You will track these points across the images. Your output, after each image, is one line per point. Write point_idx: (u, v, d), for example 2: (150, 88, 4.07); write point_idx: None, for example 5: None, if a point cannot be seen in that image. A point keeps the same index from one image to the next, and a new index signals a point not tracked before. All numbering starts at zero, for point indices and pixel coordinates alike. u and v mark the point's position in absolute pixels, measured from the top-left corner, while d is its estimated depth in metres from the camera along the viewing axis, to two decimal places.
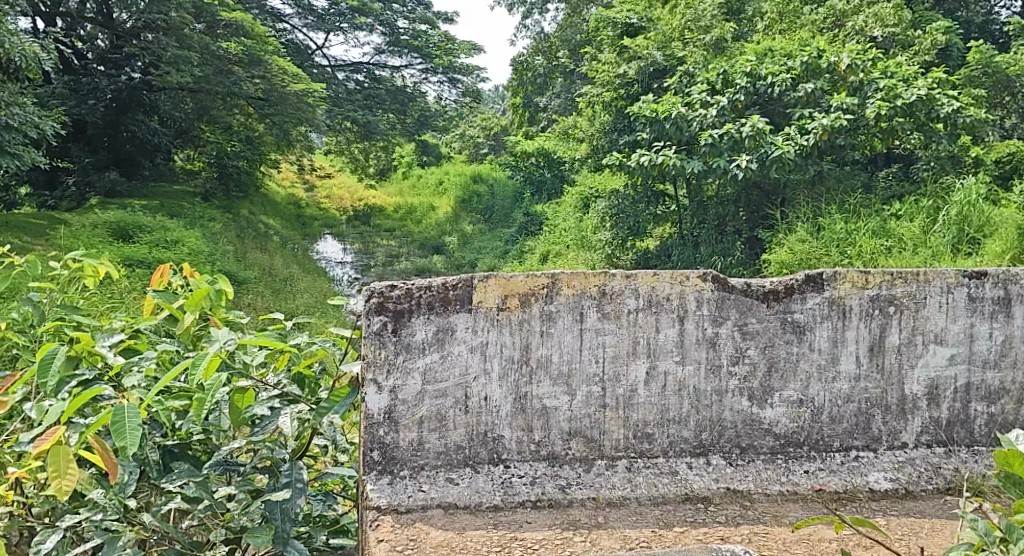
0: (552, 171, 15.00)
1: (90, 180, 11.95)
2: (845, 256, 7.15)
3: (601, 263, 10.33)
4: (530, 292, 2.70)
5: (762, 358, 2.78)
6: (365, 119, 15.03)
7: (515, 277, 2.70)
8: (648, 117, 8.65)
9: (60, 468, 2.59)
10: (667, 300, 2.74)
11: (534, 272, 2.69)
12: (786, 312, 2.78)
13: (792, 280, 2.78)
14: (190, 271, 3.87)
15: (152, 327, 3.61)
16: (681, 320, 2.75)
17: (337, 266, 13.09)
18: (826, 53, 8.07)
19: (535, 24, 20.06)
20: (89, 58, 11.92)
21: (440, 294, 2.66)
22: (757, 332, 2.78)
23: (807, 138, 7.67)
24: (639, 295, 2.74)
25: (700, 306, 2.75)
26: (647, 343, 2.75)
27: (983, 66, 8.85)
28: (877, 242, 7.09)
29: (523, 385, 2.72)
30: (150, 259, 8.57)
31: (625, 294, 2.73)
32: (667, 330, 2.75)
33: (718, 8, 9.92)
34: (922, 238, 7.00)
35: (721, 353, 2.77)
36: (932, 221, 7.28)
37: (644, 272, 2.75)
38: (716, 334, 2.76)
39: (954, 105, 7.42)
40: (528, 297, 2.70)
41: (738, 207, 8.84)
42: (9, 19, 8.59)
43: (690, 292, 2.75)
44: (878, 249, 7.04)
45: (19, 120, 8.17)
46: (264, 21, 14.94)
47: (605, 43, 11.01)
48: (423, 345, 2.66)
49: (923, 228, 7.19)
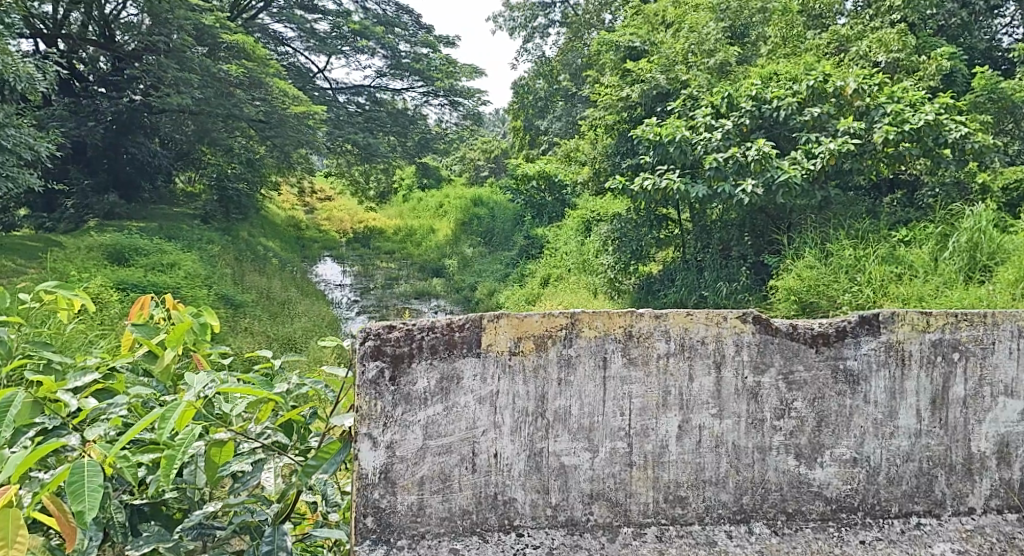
0: (552, 195, 14.68)
1: (89, 203, 11.63)
2: (854, 282, 6.83)
3: (603, 289, 10.00)
4: (547, 332, 2.40)
5: (811, 411, 2.49)
6: (365, 142, 14.72)
7: (530, 316, 2.39)
8: (651, 140, 8.27)
9: (8, 536, 2.30)
10: (701, 345, 2.45)
11: (556, 311, 2.39)
12: (837, 358, 2.49)
13: (845, 322, 2.50)
14: (173, 303, 3.63)
15: (129, 365, 3.36)
16: (719, 366, 2.46)
17: (336, 289, 12.86)
18: (832, 76, 7.79)
19: (536, 48, 19.80)
20: (90, 80, 11.71)
21: (446, 335, 2.36)
22: (804, 382, 2.48)
23: (814, 163, 7.40)
24: (668, 335, 2.44)
25: (739, 351, 2.46)
26: (679, 393, 2.45)
27: (987, 91, 8.56)
28: (886, 269, 6.80)
29: (539, 439, 2.42)
30: (145, 283, 8.08)
31: (656, 336, 2.43)
32: (701, 378, 2.45)
33: (721, 33, 9.71)
34: (933, 265, 6.77)
35: (764, 406, 2.48)
36: (942, 248, 7.02)
37: (677, 311, 2.45)
38: (758, 383, 2.47)
39: (962, 130, 7.19)
40: (544, 340, 2.40)
41: (743, 231, 8.57)
42: (8, 39, 8.34)
43: (729, 330, 2.45)
44: (888, 275, 6.75)
45: (13, 142, 7.86)
46: (266, 45, 14.76)
47: (608, 66, 10.74)
48: (424, 395, 2.36)
49: (932, 255, 6.94)
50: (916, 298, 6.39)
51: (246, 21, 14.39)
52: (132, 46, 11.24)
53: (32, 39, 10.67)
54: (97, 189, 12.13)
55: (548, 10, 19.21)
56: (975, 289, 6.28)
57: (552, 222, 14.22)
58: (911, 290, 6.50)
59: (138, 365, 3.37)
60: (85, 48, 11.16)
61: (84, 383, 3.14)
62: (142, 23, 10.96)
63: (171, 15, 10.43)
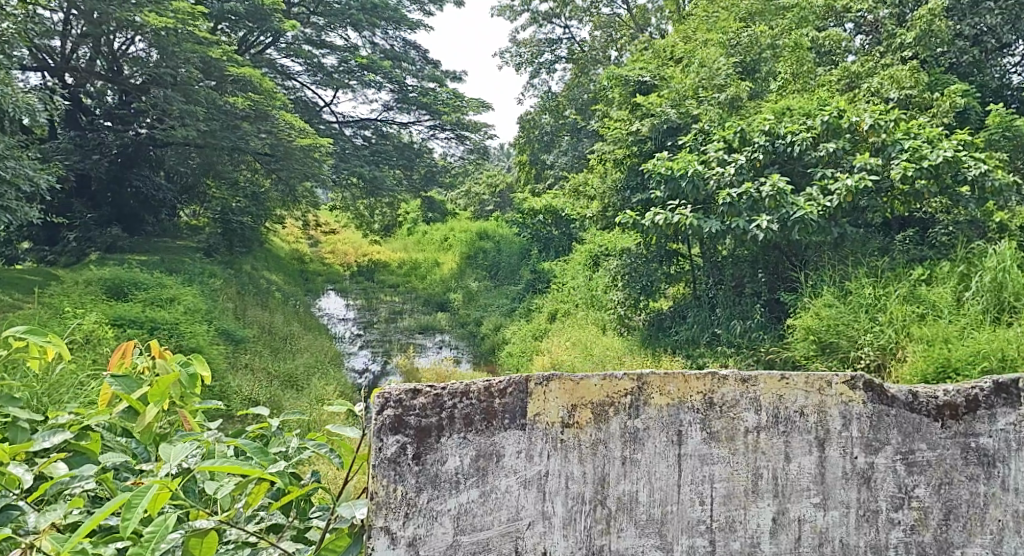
0: (559, 229, 14.23)
1: (93, 236, 11.17)
2: (875, 323, 6.46)
3: (612, 325, 9.50)
4: (607, 403, 2.79)
5: (935, 498, 2.89)
6: (372, 175, 14.33)
7: (587, 384, 2.78)
8: (662, 174, 7.84)
9: None
10: (795, 415, 2.85)
11: (623, 374, 2.79)
12: (968, 435, 2.91)
13: (975, 394, 2.91)
14: (158, 350, 3.40)
15: (107, 421, 3.12)
16: (820, 444, 2.86)
17: (339, 323, 12.56)
18: (848, 112, 7.38)
19: (541, 83, 19.42)
20: (96, 114, 11.40)
21: (485, 406, 2.73)
22: (925, 461, 2.89)
23: (830, 200, 6.99)
24: (755, 404, 2.84)
25: (843, 424, 2.87)
26: (771, 475, 2.84)
27: (1003, 129, 8.15)
28: (908, 308, 6.40)
29: (607, 525, 2.78)
30: (143, 318, 7.55)
31: (742, 404, 2.84)
32: (796, 459, 2.85)
33: (732, 66, 9.30)
34: (956, 305, 6.37)
35: (875, 493, 2.87)
36: (965, 288, 6.61)
37: (767, 381, 2.85)
38: (869, 465, 2.87)
39: (981, 168, 6.82)
40: (602, 406, 2.79)
41: (756, 268, 8.14)
42: (12, 71, 7.95)
43: (833, 401, 2.86)
44: (910, 316, 6.37)
45: (12, 173, 7.39)
46: (273, 79, 14.42)
47: (616, 101, 10.28)
48: (456, 475, 2.70)
49: (955, 295, 6.50)
50: (941, 339, 5.97)
51: (254, 55, 14.07)
52: (141, 80, 10.79)
53: (38, 71, 10.30)
54: (99, 222, 11.68)
55: (554, 46, 18.93)
56: (1004, 331, 5.80)
57: (559, 257, 13.78)
58: (935, 330, 6.08)
59: (116, 423, 3.13)
60: (93, 82, 10.76)
61: (54, 445, 2.96)
62: (150, 57, 10.56)
63: (178, 48, 10.13)
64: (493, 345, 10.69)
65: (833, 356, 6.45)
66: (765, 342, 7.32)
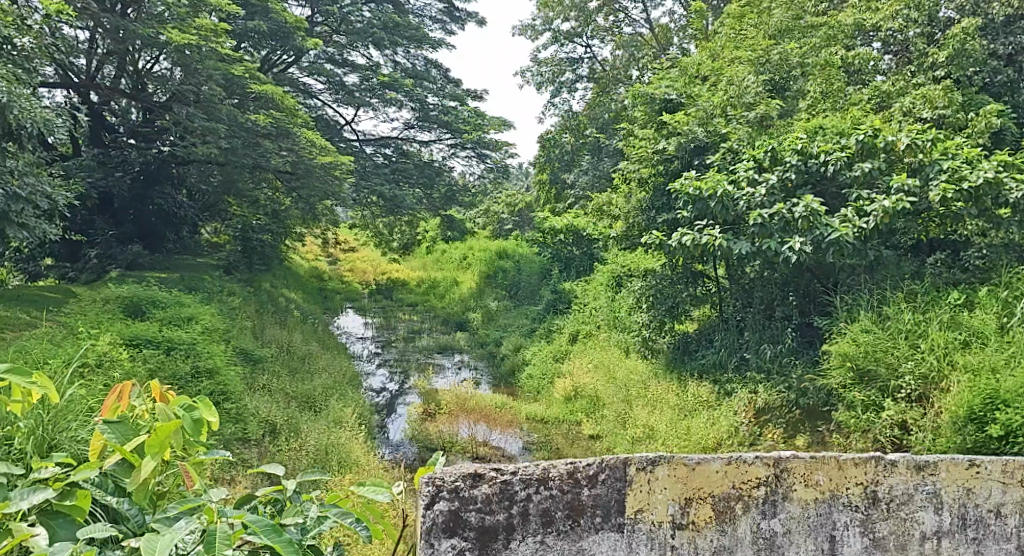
0: (580, 249, 13.57)
1: (114, 253, 10.78)
2: (916, 349, 5.93)
3: (636, 347, 8.95)
4: (739, 499, 3.32)
5: None
6: (392, 194, 13.95)
7: (694, 480, 3.29)
8: (690, 194, 7.31)
9: None
10: (938, 502, 3.42)
11: (759, 463, 3.30)
12: None
13: None
14: (159, 391, 2.99)
15: (98, 478, 2.75)
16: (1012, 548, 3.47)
17: (357, 342, 12.17)
18: (883, 131, 6.78)
19: (562, 102, 18.98)
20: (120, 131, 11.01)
21: (592, 504, 3.24)
22: None
23: (866, 221, 6.46)
24: (929, 500, 3.41)
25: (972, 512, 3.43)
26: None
27: None
28: (950, 334, 5.85)
29: None
30: (160, 338, 7.04)
31: (916, 500, 3.39)
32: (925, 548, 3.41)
33: (762, 84, 8.78)
34: (1001, 332, 5.80)
35: None
36: (1009, 314, 6.01)
37: (915, 471, 3.41)
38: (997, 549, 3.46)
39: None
40: (708, 499, 3.30)
41: (786, 290, 7.55)
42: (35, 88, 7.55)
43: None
44: (952, 343, 5.82)
45: (28, 190, 6.86)
46: (295, 97, 14.07)
47: (640, 118, 9.73)
48: None
49: (998, 322, 5.93)
50: (988, 368, 5.44)
51: (276, 73, 13.73)
52: (166, 99, 10.39)
53: (63, 88, 9.93)
54: (120, 240, 11.27)
55: (576, 65, 18.48)
56: None
57: (580, 277, 13.21)
58: (982, 359, 5.55)
59: (108, 477, 2.76)
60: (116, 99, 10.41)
61: (36, 505, 2.66)
62: (175, 76, 10.09)
63: (200, 65, 9.67)
64: (512, 367, 10.20)
65: (871, 385, 5.96)
66: (797, 369, 6.79)
